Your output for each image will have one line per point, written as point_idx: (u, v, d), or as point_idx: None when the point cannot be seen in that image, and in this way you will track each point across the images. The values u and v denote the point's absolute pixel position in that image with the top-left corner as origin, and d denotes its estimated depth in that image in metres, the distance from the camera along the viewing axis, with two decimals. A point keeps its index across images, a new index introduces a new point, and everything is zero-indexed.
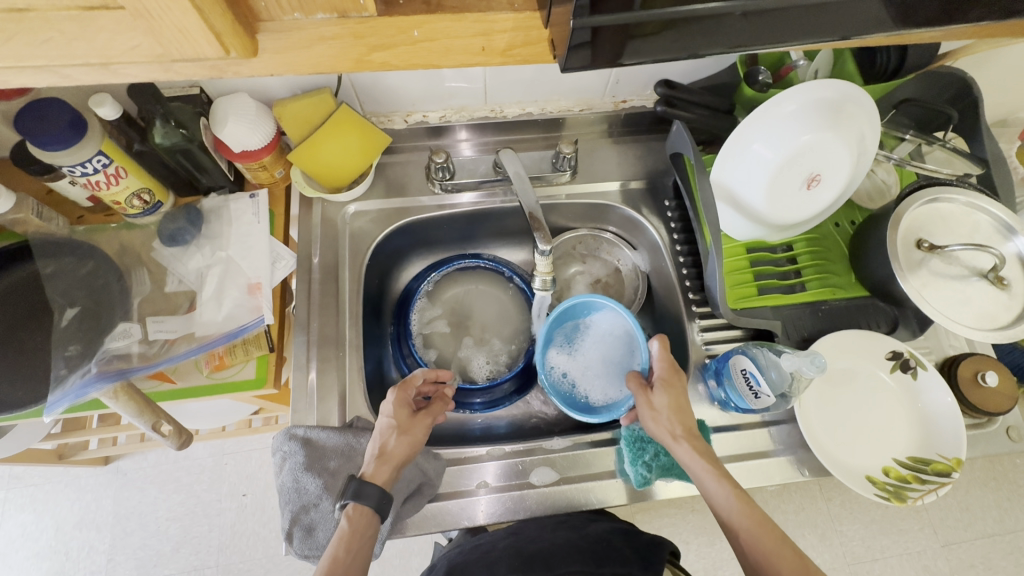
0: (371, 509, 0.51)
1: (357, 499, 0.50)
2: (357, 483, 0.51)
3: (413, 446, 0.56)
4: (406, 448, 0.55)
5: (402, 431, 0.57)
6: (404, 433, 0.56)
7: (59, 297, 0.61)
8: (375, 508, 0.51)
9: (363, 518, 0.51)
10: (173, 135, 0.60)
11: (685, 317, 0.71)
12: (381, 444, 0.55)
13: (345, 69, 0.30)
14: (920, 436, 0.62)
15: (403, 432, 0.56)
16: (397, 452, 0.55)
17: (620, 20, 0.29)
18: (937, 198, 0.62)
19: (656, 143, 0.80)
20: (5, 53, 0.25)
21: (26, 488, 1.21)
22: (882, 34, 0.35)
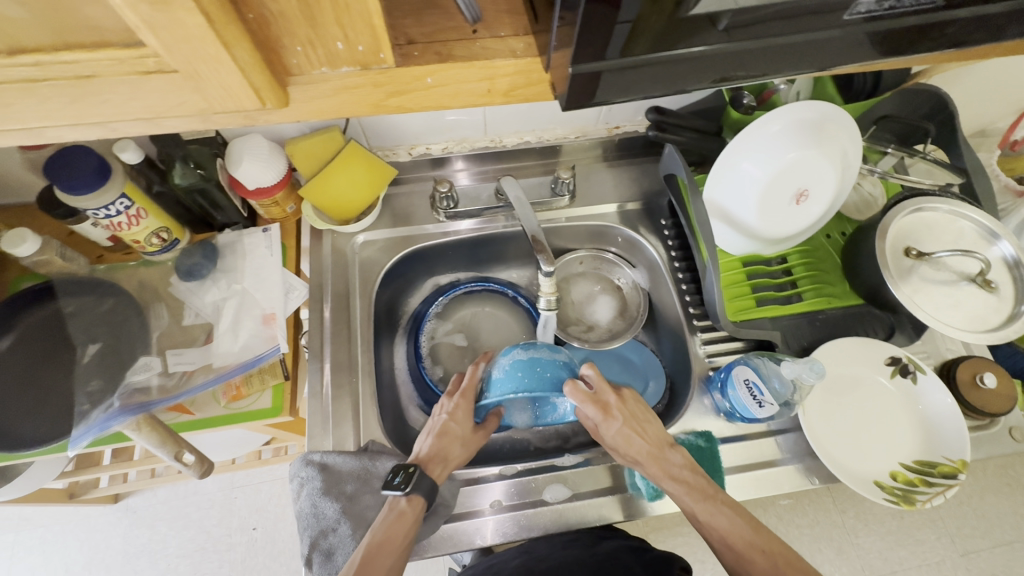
0: (424, 498, 0.54)
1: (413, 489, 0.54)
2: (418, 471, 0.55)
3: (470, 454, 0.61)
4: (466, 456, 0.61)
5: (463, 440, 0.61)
6: (467, 441, 0.61)
7: (81, 333, 0.64)
8: (427, 497, 0.55)
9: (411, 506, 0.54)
10: (191, 175, 0.63)
11: (687, 332, 0.73)
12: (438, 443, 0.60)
13: (365, 113, 0.33)
14: (924, 439, 0.63)
15: (463, 443, 0.61)
16: (455, 457, 0.60)
17: (609, 66, 0.32)
18: (921, 207, 0.65)
19: (650, 165, 0.83)
20: (67, 113, 0.28)
21: (35, 530, 1.20)
22: (854, 62, 0.38)
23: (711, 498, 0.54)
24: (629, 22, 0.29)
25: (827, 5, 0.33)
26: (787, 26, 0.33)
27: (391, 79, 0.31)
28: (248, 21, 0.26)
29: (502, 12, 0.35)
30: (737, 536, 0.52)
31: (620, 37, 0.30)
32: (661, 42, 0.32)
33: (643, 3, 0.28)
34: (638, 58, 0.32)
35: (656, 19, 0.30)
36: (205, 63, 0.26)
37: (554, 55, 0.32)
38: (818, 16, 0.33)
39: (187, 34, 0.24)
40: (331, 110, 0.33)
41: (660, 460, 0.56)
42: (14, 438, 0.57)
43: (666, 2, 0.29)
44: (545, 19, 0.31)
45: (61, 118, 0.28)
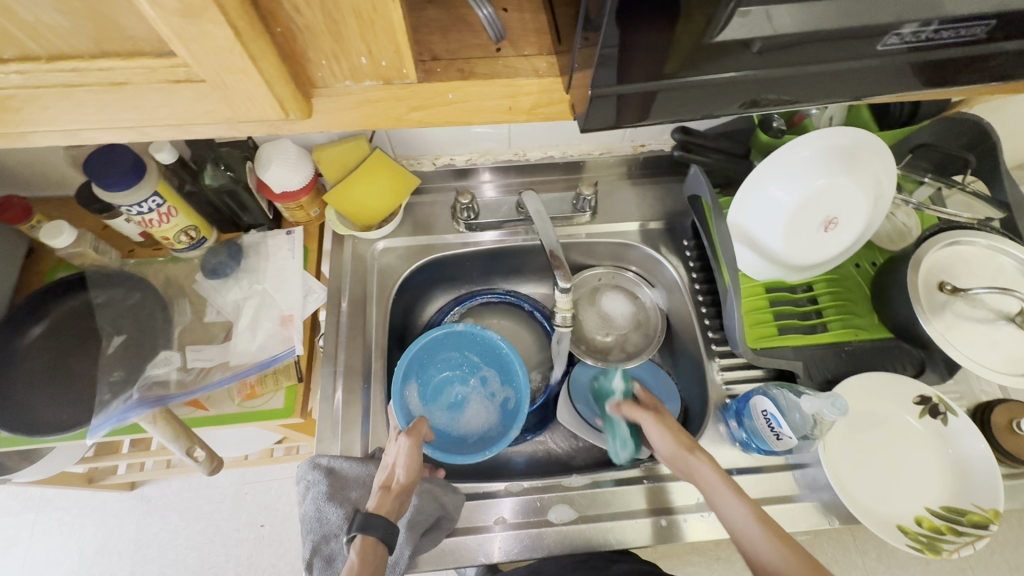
0: (378, 539, 0.51)
1: (365, 531, 0.51)
2: (365, 514, 0.52)
3: (415, 471, 0.56)
4: (412, 476, 0.56)
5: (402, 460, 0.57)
6: (407, 460, 0.56)
7: (107, 325, 0.66)
8: (381, 538, 0.51)
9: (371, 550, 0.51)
10: (221, 177, 0.65)
11: (704, 356, 0.71)
12: (389, 476, 0.56)
13: (385, 125, 0.34)
14: (953, 484, 0.60)
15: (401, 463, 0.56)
16: (401, 482, 0.55)
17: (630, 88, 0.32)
18: (958, 241, 0.62)
19: (675, 185, 0.82)
20: (103, 118, 0.29)
21: (54, 511, 1.24)
22: (888, 90, 0.36)
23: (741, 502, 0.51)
24: (655, 40, 0.29)
25: (863, 30, 0.31)
26: (819, 54, 0.33)
27: (413, 93, 0.32)
28: (276, 34, 0.27)
29: (529, 30, 0.35)
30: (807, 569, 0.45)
31: (648, 56, 0.30)
32: (689, 62, 0.31)
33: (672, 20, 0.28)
34: (665, 77, 0.32)
35: (682, 45, 0.30)
36: (232, 74, 0.27)
37: (575, 76, 0.32)
38: (849, 44, 0.32)
39: (216, 45, 0.25)
40: (354, 122, 0.33)
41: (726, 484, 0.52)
42: (39, 423, 0.60)
43: (696, 20, 0.28)
44: (569, 39, 0.31)
45: (97, 121, 0.29)
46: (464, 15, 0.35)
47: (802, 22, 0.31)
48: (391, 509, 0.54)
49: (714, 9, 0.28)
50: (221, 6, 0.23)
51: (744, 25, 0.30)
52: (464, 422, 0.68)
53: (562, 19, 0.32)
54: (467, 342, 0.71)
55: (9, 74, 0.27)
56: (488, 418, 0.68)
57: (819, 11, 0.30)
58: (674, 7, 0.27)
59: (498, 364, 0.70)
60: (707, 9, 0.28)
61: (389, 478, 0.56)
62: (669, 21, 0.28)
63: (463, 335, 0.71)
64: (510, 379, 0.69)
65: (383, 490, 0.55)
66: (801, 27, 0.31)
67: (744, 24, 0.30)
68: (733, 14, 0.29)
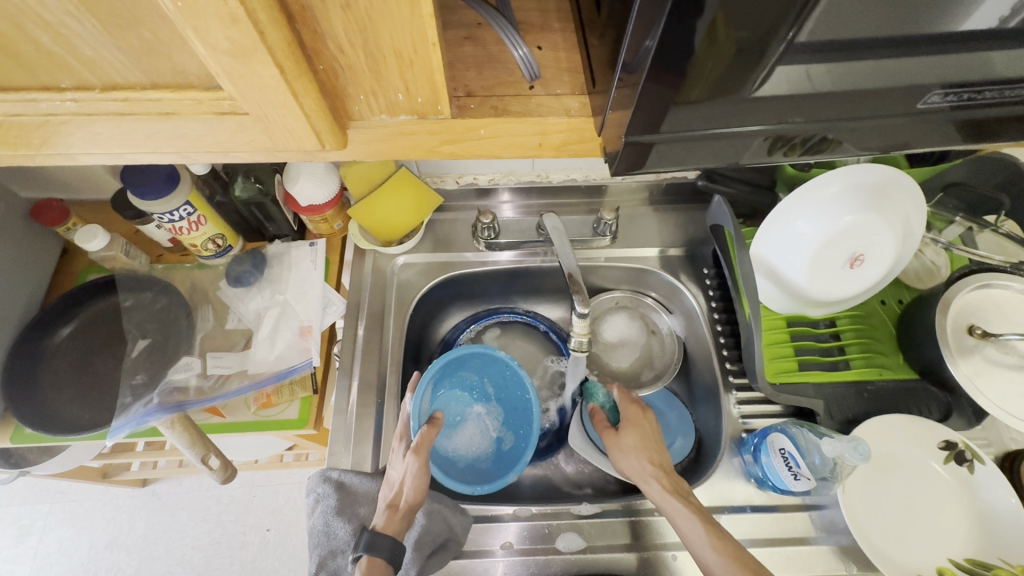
0: (384, 562, 0.51)
1: (370, 552, 0.51)
2: (370, 533, 0.52)
3: (423, 492, 0.55)
4: (420, 496, 0.56)
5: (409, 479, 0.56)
6: (415, 479, 0.56)
7: (133, 328, 0.68)
8: (389, 559, 0.51)
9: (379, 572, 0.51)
10: (250, 189, 0.67)
11: (721, 388, 0.70)
12: (396, 494, 0.56)
13: (417, 156, 0.34)
14: (978, 536, 0.58)
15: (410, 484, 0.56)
16: (408, 502, 0.55)
17: (670, 136, 0.34)
18: (989, 284, 0.61)
19: (697, 212, 0.82)
20: (150, 142, 0.30)
21: (68, 503, 1.26)
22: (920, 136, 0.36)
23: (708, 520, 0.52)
24: (687, 69, 0.29)
25: (891, 87, 0.33)
26: (855, 108, 0.34)
27: (446, 128, 0.32)
28: (318, 72, 0.27)
29: (562, 69, 0.36)
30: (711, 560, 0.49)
31: (673, 83, 0.29)
32: (713, 89, 0.30)
33: (700, 45, 0.27)
34: (691, 102, 0.31)
35: (727, 99, 0.31)
36: (274, 108, 0.28)
37: (610, 117, 0.33)
38: (889, 101, 0.34)
39: (261, 82, 0.26)
40: (386, 152, 0.34)
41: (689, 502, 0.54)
42: (63, 422, 0.61)
43: (725, 47, 0.28)
44: (604, 82, 0.33)
45: (143, 144, 0.31)
46: (497, 51, 0.36)
47: (838, 82, 0.32)
48: (398, 528, 0.54)
49: (748, 36, 0.27)
50: (268, 47, 0.24)
51: (783, 83, 0.31)
52: (454, 446, 0.65)
53: (598, 62, 0.33)
54: (495, 371, 0.68)
55: (64, 101, 0.28)
56: (474, 452, 0.65)
57: (855, 73, 0.32)
58: (702, 33, 0.27)
59: (512, 402, 0.67)
60: (738, 33, 0.27)
61: (397, 496, 0.56)
62: (696, 45, 0.27)
63: (495, 363, 0.67)
64: (521, 421, 0.66)
65: (390, 509, 0.55)
66: (835, 85, 0.32)
67: (786, 81, 0.31)
68: (772, 74, 0.30)
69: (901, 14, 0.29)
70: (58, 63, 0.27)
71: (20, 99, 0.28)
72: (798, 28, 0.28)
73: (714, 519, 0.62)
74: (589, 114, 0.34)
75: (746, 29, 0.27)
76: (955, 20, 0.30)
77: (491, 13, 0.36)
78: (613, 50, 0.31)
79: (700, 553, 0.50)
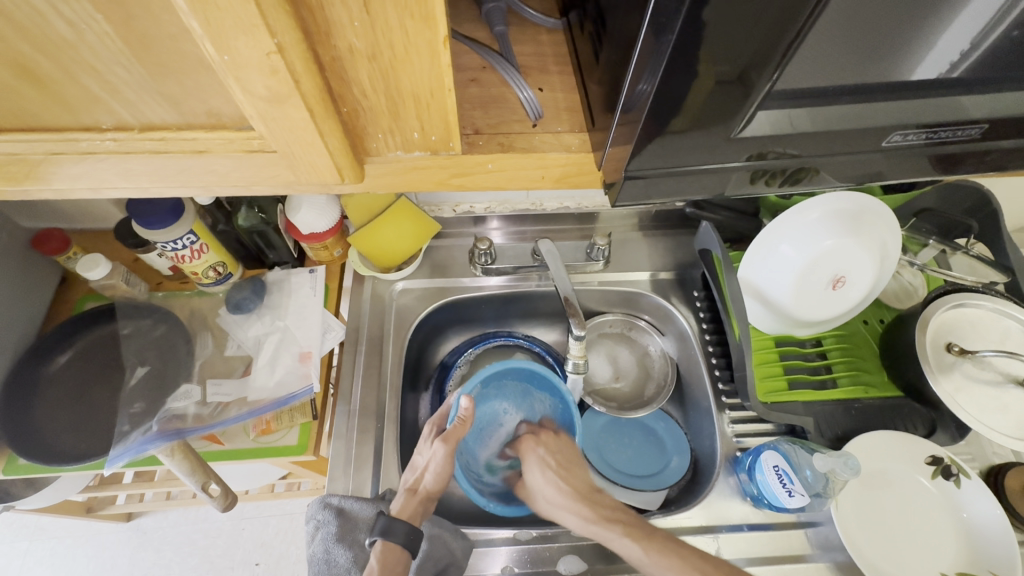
0: (399, 546, 0.54)
1: (386, 536, 0.54)
2: (388, 519, 0.55)
3: (443, 481, 0.60)
4: (439, 484, 0.60)
5: (435, 467, 0.60)
6: (437, 469, 0.60)
7: (133, 356, 0.69)
8: (403, 544, 0.54)
9: (393, 556, 0.55)
10: (253, 218, 0.69)
11: (714, 408, 0.72)
12: (417, 479, 0.61)
13: (428, 188, 0.36)
14: (968, 549, 0.59)
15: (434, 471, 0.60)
16: (427, 488, 0.60)
17: (663, 169, 0.36)
18: (963, 303, 0.64)
19: (685, 237, 0.85)
20: (178, 177, 0.33)
21: (48, 541, 1.21)
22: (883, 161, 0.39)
23: (654, 535, 0.54)
24: (686, 108, 0.31)
25: (861, 127, 0.36)
26: (832, 147, 0.37)
27: (456, 163, 0.35)
28: (342, 113, 0.30)
29: (561, 109, 0.39)
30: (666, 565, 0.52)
31: (671, 121, 0.32)
32: (695, 120, 0.32)
33: (684, 80, 0.29)
34: (676, 131, 0.33)
35: (712, 131, 0.33)
36: (302, 146, 0.30)
37: (609, 153, 0.36)
38: (863, 138, 0.37)
39: (292, 124, 0.28)
40: (397, 185, 0.36)
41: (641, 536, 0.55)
42: (58, 452, 0.61)
43: (706, 81, 0.30)
44: (603, 121, 0.36)
45: (170, 178, 0.33)
46: (502, 92, 0.39)
47: (818, 124, 0.35)
48: (412, 512, 0.58)
49: (728, 71, 0.29)
50: (303, 94, 0.26)
51: (767, 124, 0.34)
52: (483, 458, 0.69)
53: (596, 102, 0.36)
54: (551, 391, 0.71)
55: (103, 140, 0.31)
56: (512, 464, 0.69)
57: (831, 114, 0.35)
58: (684, 71, 0.29)
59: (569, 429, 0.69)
60: (717, 68, 0.29)
61: (418, 480, 0.60)
62: (688, 85, 0.30)
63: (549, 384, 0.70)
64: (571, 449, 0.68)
65: (409, 493, 0.59)
66: (812, 124, 0.35)
67: (768, 121, 0.34)
68: (755, 116, 0.33)
69: (868, 60, 0.32)
70: (101, 106, 0.29)
71: (61, 138, 0.30)
72: (781, 70, 0.30)
73: (711, 539, 0.63)
74: (588, 150, 0.38)
75: (725, 64, 0.29)
76: (909, 64, 0.33)
77: (497, 59, 0.40)
78: (610, 94, 0.34)
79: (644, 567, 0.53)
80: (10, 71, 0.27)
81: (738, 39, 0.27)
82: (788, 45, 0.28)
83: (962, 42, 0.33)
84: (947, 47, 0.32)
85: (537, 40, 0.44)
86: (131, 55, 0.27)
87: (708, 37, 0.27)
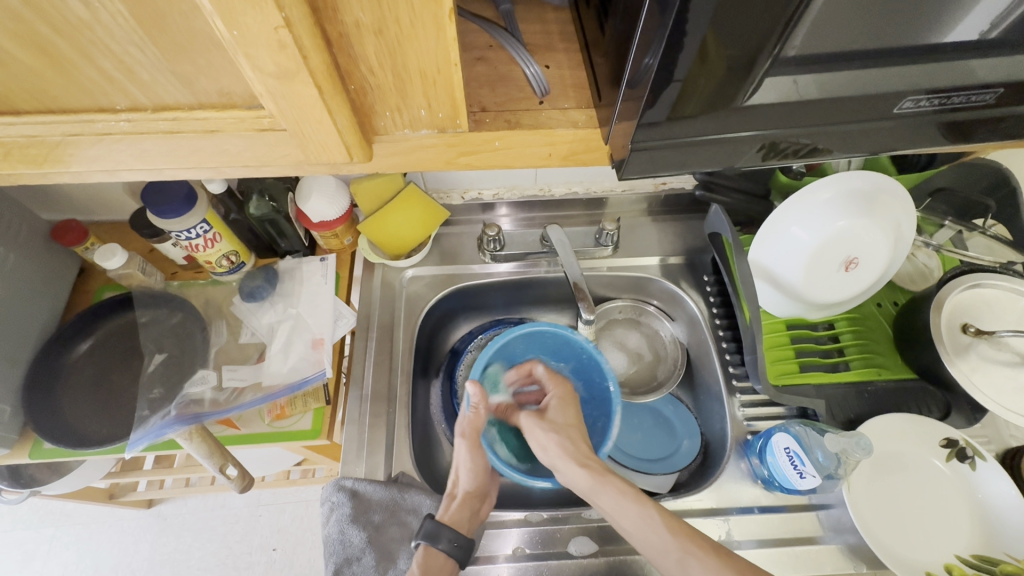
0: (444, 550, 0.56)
1: (431, 540, 0.56)
2: (436, 526, 0.57)
3: (478, 477, 0.61)
4: (477, 482, 0.61)
5: (470, 468, 0.61)
6: (468, 465, 0.61)
7: (150, 343, 0.70)
8: (449, 551, 0.56)
9: (436, 562, 0.56)
10: (264, 207, 0.69)
11: (725, 392, 0.72)
12: (454, 484, 0.62)
13: (436, 168, 0.36)
14: (983, 532, 0.59)
15: (469, 469, 0.61)
16: (464, 490, 0.61)
17: (670, 144, 0.36)
18: (980, 283, 0.63)
19: (695, 222, 0.84)
20: (192, 159, 0.33)
21: (72, 527, 1.25)
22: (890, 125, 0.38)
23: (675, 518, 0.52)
24: (692, 81, 0.31)
25: (873, 97, 0.36)
26: (844, 118, 0.37)
27: (464, 141, 0.35)
28: (350, 91, 0.30)
29: (568, 86, 0.39)
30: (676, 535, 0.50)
31: (672, 92, 0.32)
32: (707, 103, 0.33)
33: (710, 56, 0.30)
34: (686, 116, 0.34)
35: (722, 111, 0.34)
36: (311, 124, 0.30)
37: (616, 128, 0.36)
38: (875, 108, 0.37)
39: (301, 101, 0.28)
40: (405, 165, 0.36)
41: (651, 503, 0.53)
42: (83, 435, 0.63)
43: (717, 65, 0.30)
44: (609, 96, 0.35)
45: (185, 161, 0.33)
46: (509, 71, 0.39)
47: (825, 93, 0.35)
48: (456, 517, 0.59)
49: (736, 55, 0.30)
50: (311, 71, 0.26)
51: (776, 94, 0.34)
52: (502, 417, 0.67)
53: (603, 78, 0.36)
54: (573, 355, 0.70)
55: (118, 122, 0.31)
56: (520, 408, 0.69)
57: (839, 82, 0.34)
58: (694, 52, 0.29)
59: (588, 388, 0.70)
60: (728, 51, 0.30)
61: (455, 484, 0.62)
62: (690, 63, 0.30)
63: (570, 346, 0.70)
64: (599, 407, 0.68)
65: (449, 498, 0.60)
66: (822, 95, 0.35)
67: (777, 92, 0.34)
68: (761, 86, 0.33)
69: (877, 28, 0.32)
70: (116, 88, 0.30)
71: (77, 121, 0.31)
72: (786, 40, 0.30)
73: (722, 520, 0.63)
74: (595, 126, 0.37)
75: (734, 48, 0.29)
76: (930, 36, 0.33)
77: (502, 37, 0.40)
78: (616, 68, 0.34)
79: (652, 542, 0.51)
80: (26, 51, 0.27)
81: (739, 8, 0.27)
82: (791, 10, 0.28)
83: (976, 9, 0.32)
84: (960, 14, 0.32)
85: (543, 19, 0.44)
86: (143, 34, 0.27)
87: (718, 21, 0.28)
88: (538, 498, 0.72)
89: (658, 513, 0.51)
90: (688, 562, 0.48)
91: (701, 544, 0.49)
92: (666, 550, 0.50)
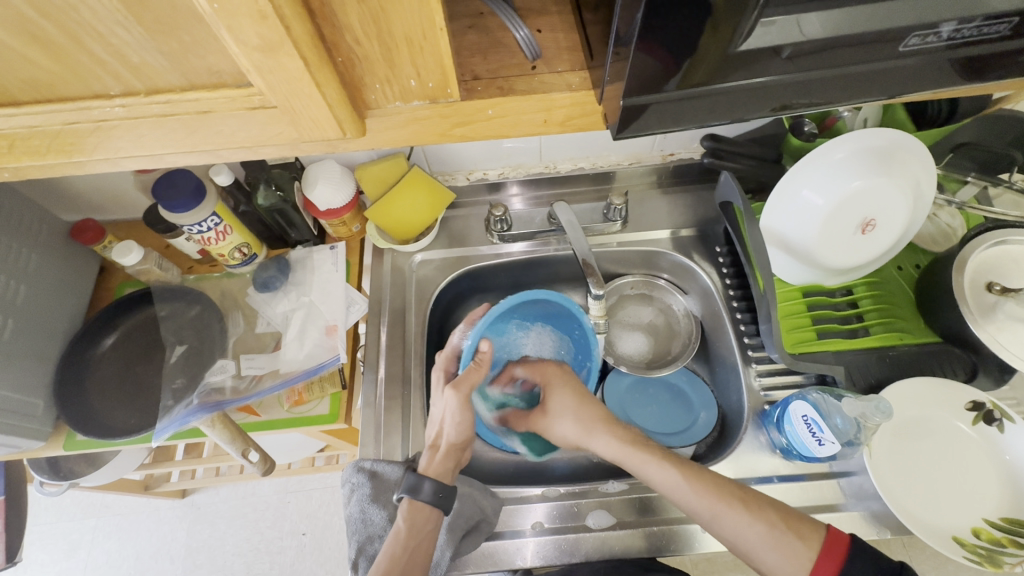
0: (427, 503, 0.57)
1: (413, 494, 0.57)
2: (416, 477, 0.58)
3: (463, 430, 0.62)
4: (461, 434, 0.62)
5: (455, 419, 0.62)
6: (454, 419, 0.62)
7: (171, 336, 0.72)
8: (433, 502, 0.57)
9: (421, 514, 0.58)
10: (272, 197, 0.70)
11: (740, 362, 0.71)
12: (438, 434, 0.63)
13: (431, 141, 0.36)
14: (1013, 494, 0.57)
15: (455, 422, 0.61)
16: (447, 440, 0.62)
17: (667, 100, 0.35)
18: (1005, 241, 0.61)
19: (705, 192, 0.83)
20: (192, 143, 0.34)
21: (112, 518, 1.30)
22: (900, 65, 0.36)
23: (689, 468, 0.55)
24: (682, 30, 0.30)
25: (879, 39, 0.34)
26: (846, 62, 0.35)
27: (457, 111, 0.35)
28: (337, 63, 0.30)
29: (562, 49, 0.38)
30: (708, 493, 0.53)
31: (663, 41, 0.31)
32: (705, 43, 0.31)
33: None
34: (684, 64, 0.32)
35: (716, 57, 0.32)
36: (300, 99, 0.30)
37: (609, 88, 0.35)
38: (880, 51, 0.35)
39: (288, 74, 0.28)
40: (402, 139, 0.36)
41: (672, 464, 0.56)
42: (110, 427, 0.65)
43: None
44: (601, 55, 0.35)
45: (185, 145, 0.34)
46: (502, 38, 0.38)
47: (832, 35, 0.33)
48: (441, 469, 0.60)
49: None
50: (295, 41, 0.27)
51: (771, 37, 0.32)
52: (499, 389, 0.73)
53: (596, 36, 0.35)
54: (564, 327, 0.74)
55: (113, 107, 0.32)
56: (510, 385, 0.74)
57: (844, 22, 0.33)
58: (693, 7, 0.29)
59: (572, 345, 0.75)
60: None
61: (438, 436, 0.62)
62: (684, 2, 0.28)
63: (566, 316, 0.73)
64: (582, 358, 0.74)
65: (433, 450, 0.61)
66: (828, 35, 0.33)
67: (777, 38, 0.32)
68: (756, 28, 0.31)
69: None
70: (109, 74, 0.30)
71: (76, 107, 0.32)
72: None
73: None
74: (590, 86, 0.36)
75: None
76: None
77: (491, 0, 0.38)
78: (606, 24, 0.33)
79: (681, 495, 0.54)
80: (17, 39, 0.28)
81: None
82: None
83: None
84: None
85: None
86: (129, 15, 0.27)
87: None
88: (556, 474, 0.73)
89: (680, 475, 0.55)
90: (720, 517, 0.52)
91: (726, 501, 0.52)
92: (702, 508, 0.53)
